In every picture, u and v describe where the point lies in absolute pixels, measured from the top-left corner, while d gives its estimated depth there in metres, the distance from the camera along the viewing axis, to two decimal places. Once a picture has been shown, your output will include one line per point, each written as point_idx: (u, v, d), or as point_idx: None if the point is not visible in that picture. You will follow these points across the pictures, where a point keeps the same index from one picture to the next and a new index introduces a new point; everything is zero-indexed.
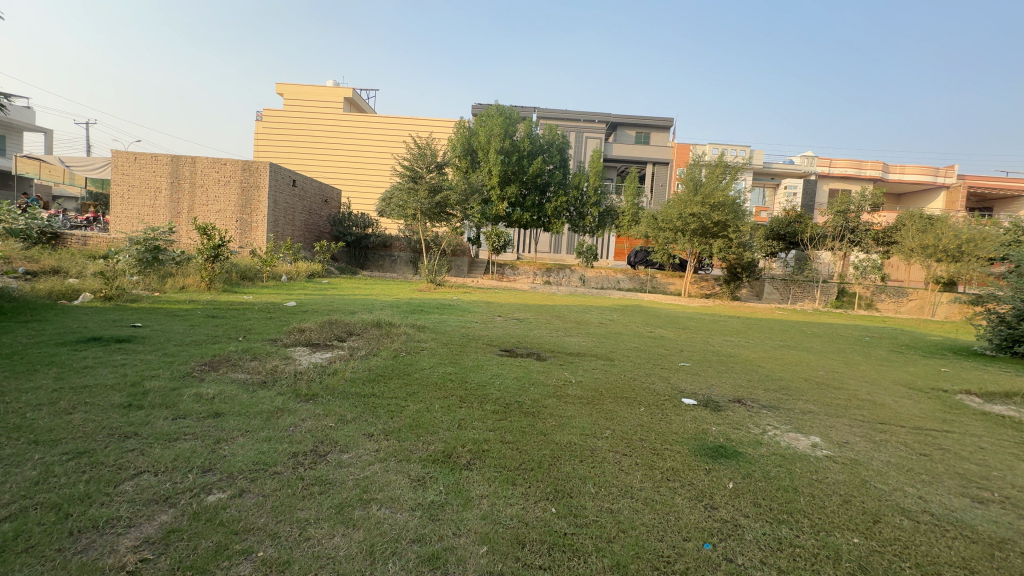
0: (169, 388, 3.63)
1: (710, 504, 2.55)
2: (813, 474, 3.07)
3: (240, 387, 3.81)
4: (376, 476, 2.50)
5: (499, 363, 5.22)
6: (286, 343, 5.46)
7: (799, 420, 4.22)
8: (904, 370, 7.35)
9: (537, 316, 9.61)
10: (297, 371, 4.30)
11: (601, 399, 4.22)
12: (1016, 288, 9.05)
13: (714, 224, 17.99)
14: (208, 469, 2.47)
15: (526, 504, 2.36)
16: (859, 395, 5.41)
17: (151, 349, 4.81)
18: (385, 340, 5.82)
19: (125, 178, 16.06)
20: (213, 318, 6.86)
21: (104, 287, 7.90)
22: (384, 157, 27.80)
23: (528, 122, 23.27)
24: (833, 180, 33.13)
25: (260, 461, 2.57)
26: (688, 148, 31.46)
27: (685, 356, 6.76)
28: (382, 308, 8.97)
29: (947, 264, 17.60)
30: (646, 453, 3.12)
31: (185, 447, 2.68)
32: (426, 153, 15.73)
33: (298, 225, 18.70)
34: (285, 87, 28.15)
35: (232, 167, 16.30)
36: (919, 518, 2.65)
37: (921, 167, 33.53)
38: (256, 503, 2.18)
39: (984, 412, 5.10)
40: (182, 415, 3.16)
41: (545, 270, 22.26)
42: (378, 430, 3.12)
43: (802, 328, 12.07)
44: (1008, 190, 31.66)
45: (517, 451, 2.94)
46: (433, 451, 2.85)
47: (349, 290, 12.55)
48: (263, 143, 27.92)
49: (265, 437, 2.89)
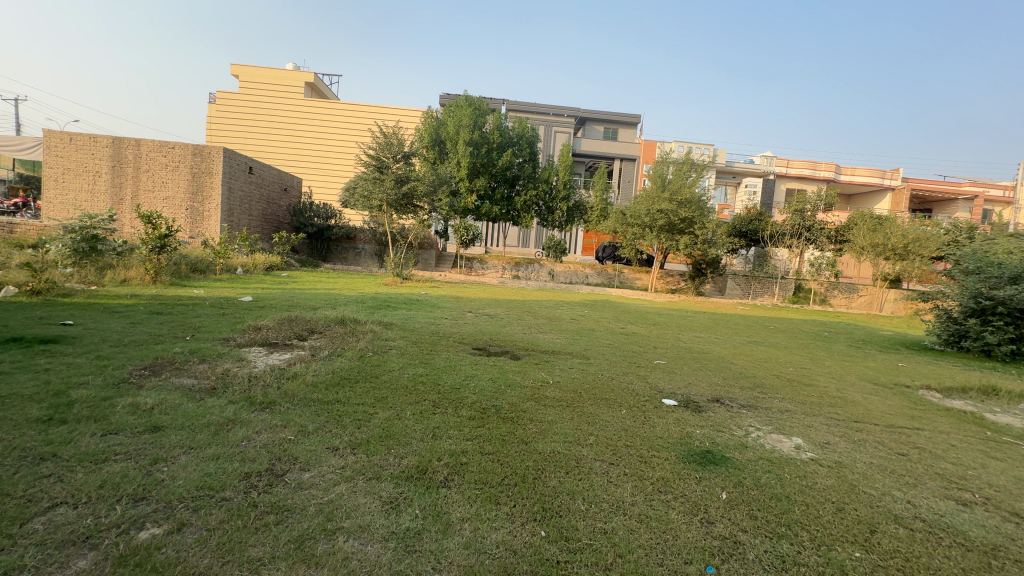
0: (100, 398, 3.21)
1: (705, 517, 2.39)
2: (802, 479, 2.93)
3: (185, 395, 3.42)
4: (342, 501, 2.21)
5: (473, 363, 4.96)
6: (239, 343, 5.02)
7: (779, 420, 4.13)
8: (866, 365, 7.53)
9: (508, 312, 9.38)
10: (252, 375, 3.91)
11: (581, 401, 4.05)
12: (964, 287, 9.40)
13: (680, 221, 18.20)
14: (140, 498, 2.14)
15: (512, 527, 2.13)
16: (830, 392, 5.42)
17: (82, 351, 4.31)
18: (351, 339, 5.47)
19: (59, 161, 14.82)
20: (158, 316, 6.29)
21: (30, 280, 7.15)
22: (348, 145, 26.89)
23: (498, 114, 22.93)
24: (790, 180, 34.35)
25: (205, 485, 2.25)
26: (654, 145, 31.86)
27: (659, 353, 6.69)
28: (346, 303, 8.51)
29: (894, 262, 18.38)
30: (634, 461, 2.95)
31: (114, 471, 2.32)
32: (392, 143, 15.19)
33: (255, 214, 17.77)
34: (240, 68, 26.72)
35: (182, 152, 15.27)
36: (913, 525, 2.52)
37: (870, 169, 35.19)
38: (197, 541, 1.87)
39: (947, 409, 5.18)
40: (113, 431, 2.77)
41: (513, 265, 22.02)
42: (344, 443, 2.82)
43: (765, 324, 12.36)
44: (946, 193, 33.58)
45: (498, 464, 2.70)
46: (406, 467, 2.58)
47: (311, 284, 11.92)
48: (217, 127, 26.46)
49: (211, 455, 2.56)
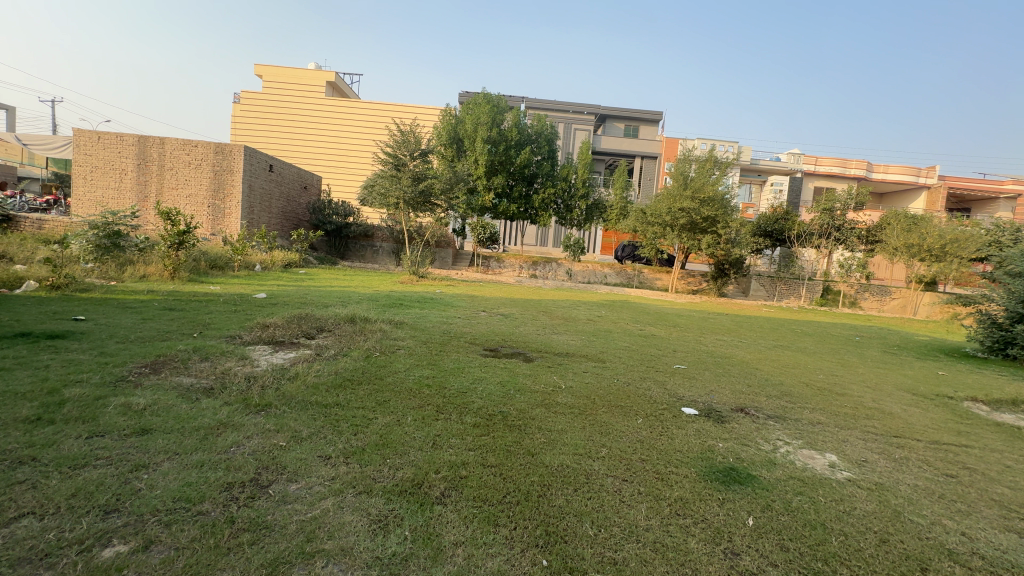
0: (93, 397, 3.10)
1: (730, 548, 2.14)
2: (839, 504, 2.64)
3: (180, 395, 3.29)
4: (326, 518, 2.03)
5: (482, 365, 4.75)
6: (245, 341, 4.92)
7: (810, 434, 3.82)
8: (902, 373, 7.10)
9: (523, 311, 9.14)
10: (251, 375, 3.78)
11: (594, 410, 3.78)
12: (1011, 291, 8.77)
13: (703, 220, 17.70)
14: (112, 510, 1.98)
15: (511, 555, 1.92)
16: (865, 403, 5.05)
17: (87, 347, 4.24)
18: (358, 338, 5.33)
19: (88, 159, 15.16)
20: (170, 312, 6.26)
21: (50, 276, 7.21)
22: (367, 143, 27.00)
23: (517, 111, 22.69)
24: (818, 178, 33.25)
25: (182, 497, 2.09)
26: (677, 142, 31.21)
27: (679, 357, 6.37)
28: (358, 301, 8.37)
29: (930, 264, 17.52)
30: (650, 478, 2.70)
31: (91, 477, 2.18)
32: (409, 140, 15.05)
33: (275, 212, 17.93)
34: (264, 68, 27.06)
35: (205, 150, 15.47)
36: (973, 564, 2.21)
37: (904, 167, 33.83)
38: (163, 562, 1.71)
39: (996, 423, 4.78)
40: (100, 433, 2.64)
41: (531, 263, 21.77)
42: (337, 451, 2.64)
43: (791, 326, 11.90)
44: (986, 191, 32.04)
45: (501, 478, 2.50)
46: (401, 480, 2.38)
47: (326, 281, 11.93)
48: (241, 126, 26.89)
49: (196, 462, 2.40)
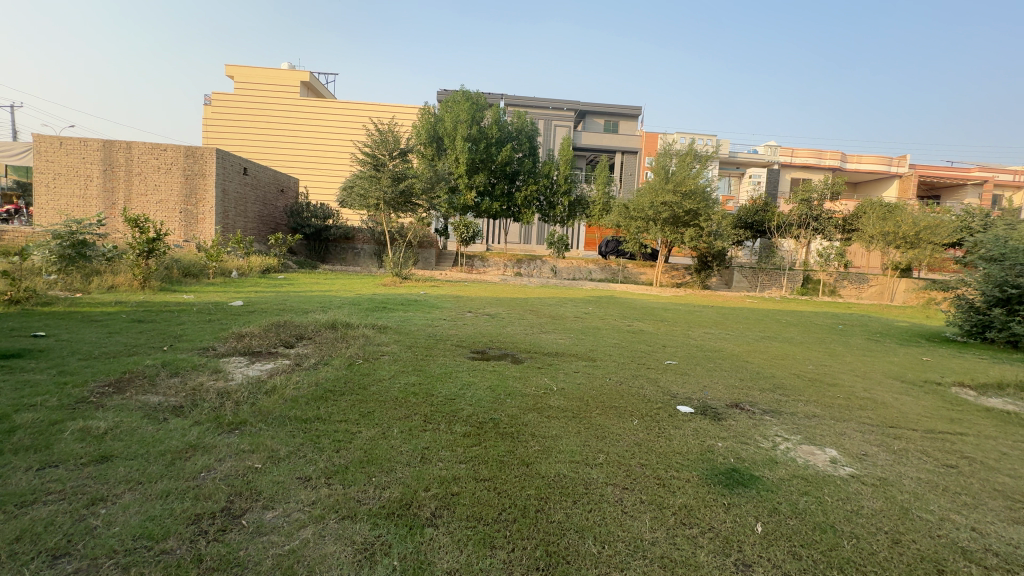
0: (48, 422, 2.85)
1: (742, 559, 2.01)
2: (845, 503, 2.54)
3: (146, 415, 3.07)
4: (307, 550, 1.85)
5: (470, 368, 4.60)
6: (219, 352, 4.67)
7: (808, 428, 3.74)
8: (888, 360, 7.13)
9: (509, 311, 8.99)
10: (224, 390, 3.55)
11: (587, 412, 3.65)
12: (987, 275, 8.83)
13: (685, 213, 17.79)
14: (62, 554, 1.77)
15: None
16: (857, 393, 5.01)
17: (45, 366, 3.96)
18: (340, 345, 5.11)
19: (50, 166, 14.51)
20: (139, 324, 5.93)
21: (9, 290, 6.80)
22: (345, 144, 26.54)
23: (496, 108, 22.49)
24: (795, 169, 33.78)
25: (144, 534, 1.89)
26: (656, 137, 31.38)
27: (669, 353, 6.29)
28: (340, 306, 8.13)
29: (905, 251, 17.86)
30: (651, 485, 2.57)
31: (38, 517, 1.95)
32: (387, 140, 14.76)
33: (251, 216, 17.48)
34: (235, 69, 26.39)
35: (175, 154, 14.97)
36: (988, 563, 2.12)
37: (876, 157, 34.62)
38: None
39: (986, 408, 4.78)
40: (53, 464, 2.41)
41: (515, 261, 21.64)
42: (318, 471, 2.45)
43: (775, 317, 11.98)
44: (954, 179, 32.89)
45: (495, 493, 2.34)
46: (388, 500, 2.21)
47: (306, 285, 11.64)
48: (213, 129, 26.17)
49: (161, 491, 2.20)
